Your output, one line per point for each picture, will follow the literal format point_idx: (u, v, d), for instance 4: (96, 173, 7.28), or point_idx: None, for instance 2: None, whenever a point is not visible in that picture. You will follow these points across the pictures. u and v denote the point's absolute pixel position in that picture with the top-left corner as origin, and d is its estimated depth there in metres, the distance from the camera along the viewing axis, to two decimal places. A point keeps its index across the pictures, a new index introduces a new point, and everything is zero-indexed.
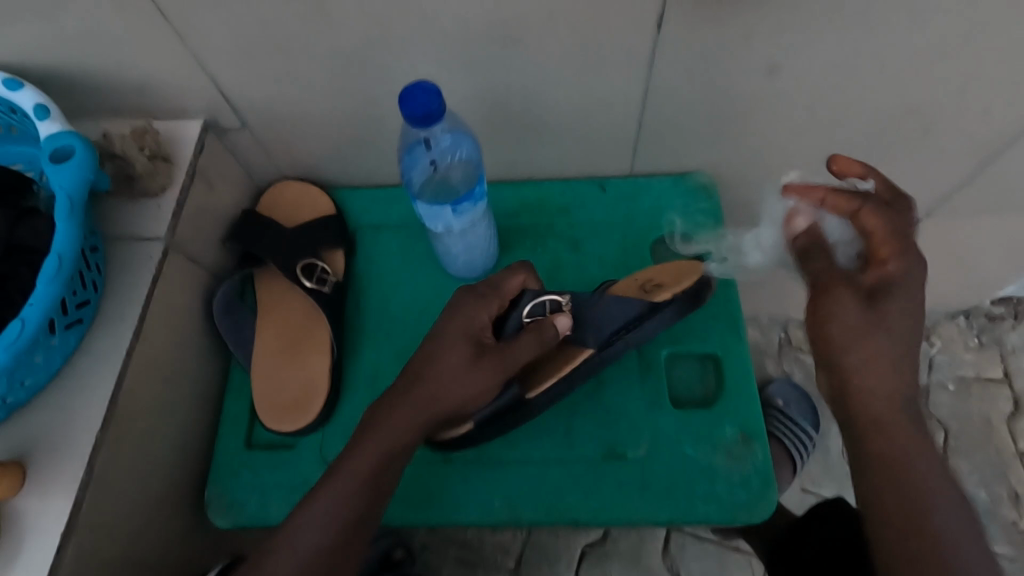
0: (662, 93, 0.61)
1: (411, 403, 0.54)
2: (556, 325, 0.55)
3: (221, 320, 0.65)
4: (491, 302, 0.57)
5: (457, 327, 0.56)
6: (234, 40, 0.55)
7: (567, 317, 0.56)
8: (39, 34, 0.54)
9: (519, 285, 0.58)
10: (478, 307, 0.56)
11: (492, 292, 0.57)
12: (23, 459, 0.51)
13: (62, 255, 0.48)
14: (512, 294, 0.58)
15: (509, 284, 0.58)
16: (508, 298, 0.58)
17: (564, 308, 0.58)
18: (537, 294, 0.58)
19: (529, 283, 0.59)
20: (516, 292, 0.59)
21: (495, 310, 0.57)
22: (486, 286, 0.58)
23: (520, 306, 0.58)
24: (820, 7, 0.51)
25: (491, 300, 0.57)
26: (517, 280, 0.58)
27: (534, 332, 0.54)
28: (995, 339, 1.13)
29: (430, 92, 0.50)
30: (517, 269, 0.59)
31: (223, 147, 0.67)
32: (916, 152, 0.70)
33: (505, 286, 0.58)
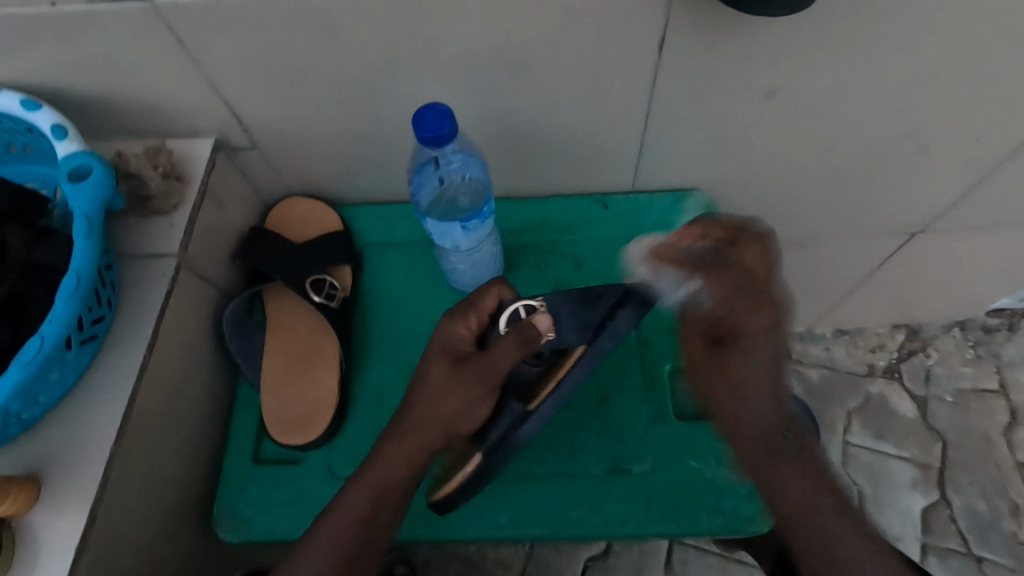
0: (664, 113, 0.62)
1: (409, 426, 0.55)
2: (534, 324, 0.55)
3: (230, 339, 0.66)
4: (469, 317, 0.57)
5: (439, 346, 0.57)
6: (248, 64, 0.56)
7: (547, 316, 0.56)
8: (57, 58, 0.55)
9: (493, 299, 0.58)
10: (455, 323, 0.57)
11: (469, 308, 0.57)
12: (37, 475, 0.51)
13: (80, 273, 0.49)
14: (491, 308, 0.58)
15: (487, 299, 0.58)
16: (487, 313, 0.58)
17: (543, 308, 0.57)
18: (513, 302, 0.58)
19: (506, 293, 0.59)
20: (495, 308, 0.58)
21: (474, 324, 0.57)
22: (464, 304, 0.58)
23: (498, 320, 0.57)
24: (817, 32, 0.53)
25: (467, 315, 0.57)
26: (492, 293, 0.58)
27: (513, 337, 0.54)
28: (992, 351, 1.15)
29: (443, 116, 0.51)
30: (493, 283, 0.59)
31: (233, 166, 0.68)
32: (911, 169, 0.72)
33: (481, 301, 0.58)
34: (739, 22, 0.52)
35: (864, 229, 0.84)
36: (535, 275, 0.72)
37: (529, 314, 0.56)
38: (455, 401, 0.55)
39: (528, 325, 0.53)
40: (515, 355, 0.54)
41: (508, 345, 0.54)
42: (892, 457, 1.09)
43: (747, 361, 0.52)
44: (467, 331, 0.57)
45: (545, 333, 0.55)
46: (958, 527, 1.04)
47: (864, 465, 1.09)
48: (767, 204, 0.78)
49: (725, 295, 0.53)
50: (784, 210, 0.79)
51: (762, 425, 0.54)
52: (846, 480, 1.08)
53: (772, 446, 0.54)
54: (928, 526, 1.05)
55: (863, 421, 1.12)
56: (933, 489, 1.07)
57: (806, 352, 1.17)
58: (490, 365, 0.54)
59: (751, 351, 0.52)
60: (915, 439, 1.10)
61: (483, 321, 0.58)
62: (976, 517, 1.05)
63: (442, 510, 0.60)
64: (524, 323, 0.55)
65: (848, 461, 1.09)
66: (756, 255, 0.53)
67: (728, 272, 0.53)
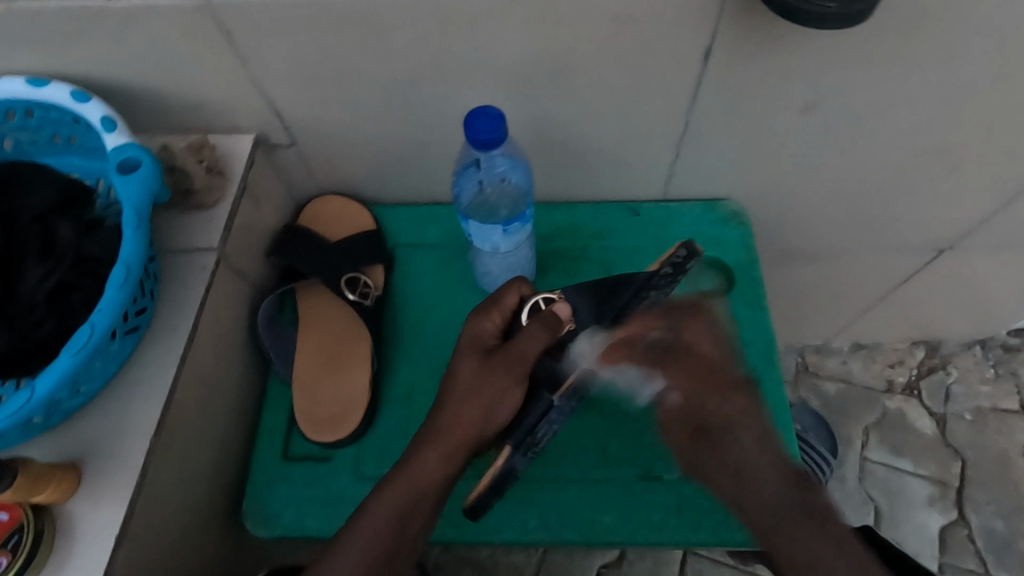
0: (702, 123, 0.63)
1: (442, 435, 0.56)
2: (555, 313, 0.57)
3: (264, 336, 0.67)
4: (492, 313, 0.59)
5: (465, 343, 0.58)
6: (293, 63, 0.56)
7: (566, 306, 0.58)
8: (107, 52, 0.56)
9: (514, 294, 0.59)
10: (479, 320, 0.59)
11: (492, 305, 0.59)
12: (77, 463, 0.52)
13: (130, 265, 0.50)
14: (513, 305, 0.59)
15: (507, 296, 0.59)
16: (508, 309, 0.59)
17: (560, 299, 0.60)
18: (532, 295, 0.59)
19: (524, 290, 0.60)
20: (517, 303, 0.60)
21: (497, 319, 0.58)
22: (485, 301, 0.60)
23: (519, 316, 0.59)
24: (860, 48, 0.53)
25: (489, 310, 0.59)
26: (512, 290, 0.60)
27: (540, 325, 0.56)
28: (1011, 371, 1.14)
29: (494, 119, 0.52)
30: (511, 282, 0.61)
31: (270, 163, 0.69)
32: (944, 187, 0.72)
33: (503, 297, 0.59)
34: (784, 35, 0.52)
35: (889, 245, 0.84)
36: (566, 281, 0.72)
37: (549, 305, 0.58)
38: (485, 399, 0.55)
39: (551, 313, 0.56)
40: (543, 342, 0.56)
41: (535, 331, 0.55)
42: (909, 473, 1.09)
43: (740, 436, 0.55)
44: (491, 326, 0.59)
45: (565, 320, 0.57)
46: (975, 548, 1.04)
47: (881, 481, 1.08)
48: (796, 217, 0.78)
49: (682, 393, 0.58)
50: (815, 222, 0.79)
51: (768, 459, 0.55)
52: (863, 496, 1.08)
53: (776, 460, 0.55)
54: (945, 546, 1.04)
55: (880, 437, 1.12)
56: (951, 508, 1.06)
57: (824, 365, 1.17)
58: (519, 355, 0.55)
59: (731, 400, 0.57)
60: (934, 457, 1.10)
61: (507, 316, 0.59)
62: (993, 538, 1.04)
63: (472, 518, 0.59)
64: (546, 312, 0.57)
65: (864, 477, 1.09)
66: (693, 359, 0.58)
67: (688, 357, 0.58)
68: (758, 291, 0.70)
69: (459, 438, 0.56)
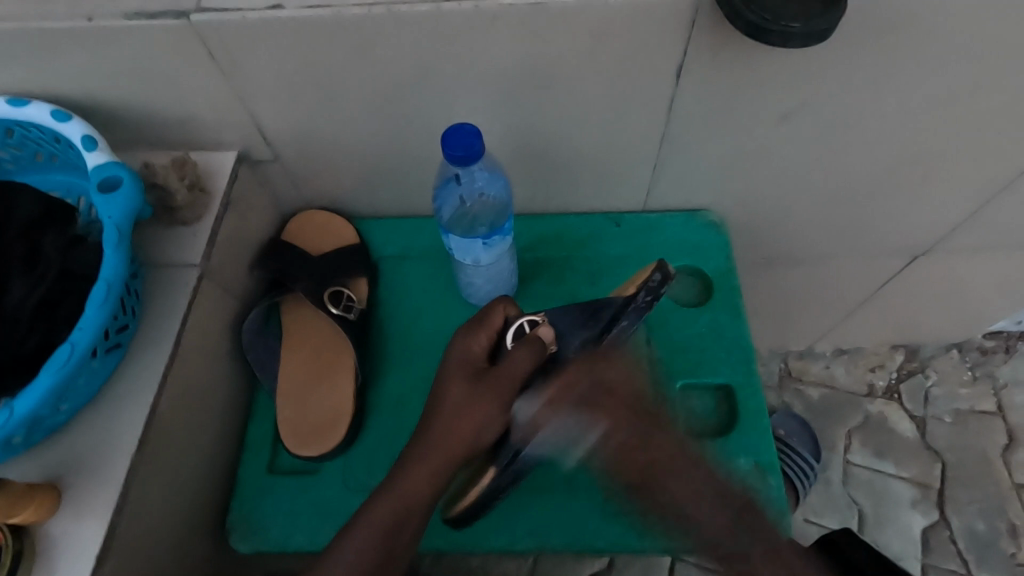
0: (679, 136, 0.64)
1: (430, 446, 0.57)
2: (540, 336, 0.58)
3: (251, 348, 0.68)
4: (480, 334, 0.60)
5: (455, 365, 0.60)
6: (276, 79, 0.57)
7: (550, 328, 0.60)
8: (90, 70, 0.57)
9: (500, 315, 0.60)
10: (466, 340, 0.60)
11: (479, 325, 0.60)
12: (58, 482, 0.52)
13: (110, 281, 0.50)
14: (499, 325, 0.60)
15: (493, 316, 0.60)
16: (495, 329, 0.60)
17: (545, 320, 0.61)
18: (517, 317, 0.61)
19: (511, 310, 0.61)
20: (503, 324, 0.61)
21: (485, 340, 0.59)
22: (472, 321, 0.61)
23: (505, 336, 0.60)
24: (829, 62, 0.55)
25: (478, 331, 0.60)
26: (498, 309, 0.61)
27: (527, 345, 0.57)
28: (988, 373, 1.17)
29: (471, 135, 0.53)
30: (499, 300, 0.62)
31: (254, 178, 0.69)
32: (914, 195, 0.74)
33: (490, 317, 0.60)
34: (753, 51, 0.54)
35: (866, 251, 0.86)
36: (550, 290, 0.73)
37: (534, 328, 0.60)
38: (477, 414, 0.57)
39: (536, 339, 0.57)
40: (530, 363, 0.57)
41: (522, 357, 0.57)
42: (892, 475, 1.10)
43: (678, 478, 0.54)
44: (478, 347, 0.60)
45: (549, 344, 0.59)
46: (957, 547, 1.05)
47: (865, 483, 1.10)
48: (774, 225, 0.80)
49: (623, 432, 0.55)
50: (792, 230, 0.81)
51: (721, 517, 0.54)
52: (847, 499, 1.09)
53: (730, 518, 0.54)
54: (928, 546, 1.06)
55: (863, 440, 1.13)
56: (933, 509, 1.08)
57: (807, 370, 1.19)
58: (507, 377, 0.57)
59: (687, 460, 0.55)
60: (916, 459, 1.11)
61: (493, 336, 0.60)
62: (975, 538, 1.06)
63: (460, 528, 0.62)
64: (532, 336, 0.58)
65: (849, 480, 1.10)
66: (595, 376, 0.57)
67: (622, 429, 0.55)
68: (738, 298, 0.71)
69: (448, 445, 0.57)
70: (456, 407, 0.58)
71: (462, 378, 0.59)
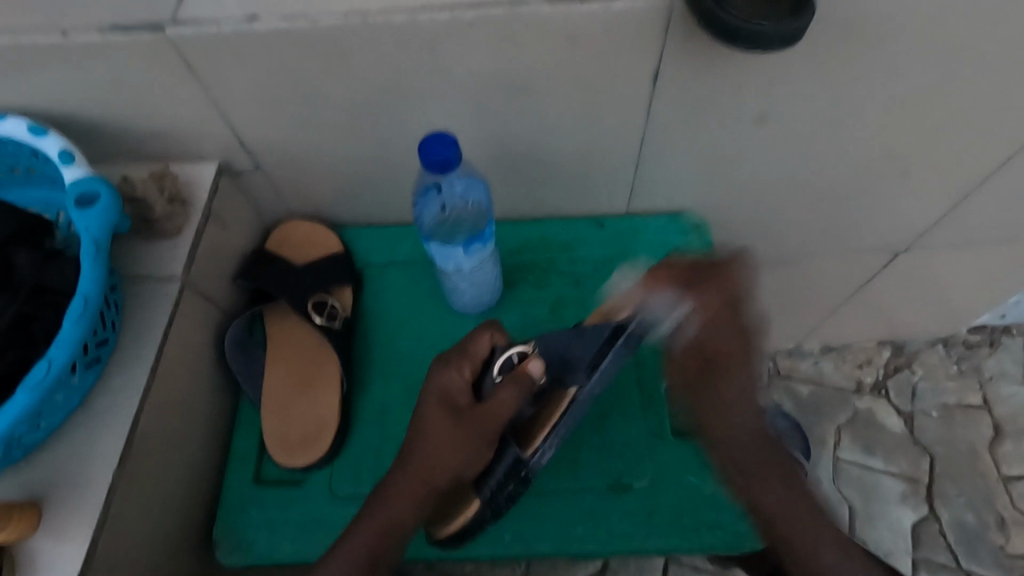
0: (659, 139, 0.65)
1: (414, 474, 0.57)
2: (528, 371, 0.55)
3: (234, 360, 0.67)
4: (463, 365, 0.58)
5: (433, 399, 0.58)
6: (253, 90, 0.57)
7: (540, 361, 0.57)
8: (66, 84, 0.56)
9: (486, 344, 0.58)
10: (448, 370, 0.58)
11: (462, 356, 0.58)
12: (40, 500, 0.52)
13: (88, 296, 0.50)
14: (484, 353, 0.59)
15: (477, 345, 0.58)
16: (480, 358, 0.59)
17: (534, 350, 0.58)
18: (505, 348, 0.58)
19: (497, 338, 0.59)
20: (489, 352, 0.59)
21: (468, 372, 0.58)
22: (456, 351, 0.59)
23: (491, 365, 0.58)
24: (804, 64, 0.56)
25: (461, 362, 0.58)
26: (484, 338, 0.59)
27: (513, 383, 0.55)
28: (974, 366, 1.18)
29: (447, 143, 0.53)
30: (484, 328, 0.60)
31: (236, 188, 0.69)
32: (893, 193, 0.75)
33: (474, 347, 0.58)
34: (728, 55, 0.54)
35: (849, 249, 0.87)
36: (535, 294, 0.73)
37: (523, 359, 0.57)
38: (459, 450, 0.56)
39: (523, 377, 0.55)
40: (517, 401, 0.55)
41: (507, 394, 0.55)
42: (882, 471, 1.11)
43: (733, 380, 0.57)
44: (460, 378, 0.58)
45: (538, 378, 0.56)
46: (947, 540, 1.06)
47: (855, 480, 1.11)
48: (757, 225, 0.80)
49: (706, 324, 0.57)
50: (775, 229, 0.81)
51: (751, 422, 0.58)
52: (838, 495, 1.10)
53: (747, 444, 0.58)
54: (918, 540, 1.06)
55: (852, 436, 1.14)
56: (922, 503, 1.08)
57: (796, 368, 1.20)
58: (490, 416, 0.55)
59: (735, 369, 0.57)
60: (904, 454, 1.12)
61: (478, 366, 0.58)
62: (964, 531, 1.07)
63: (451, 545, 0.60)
64: (518, 372, 0.55)
65: (839, 476, 1.11)
66: (724, 286, 0.57)
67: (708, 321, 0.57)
68: None
69: (432, 476, 0.56)
70: (438, 441, 0.56)
71: (446, 414, 0.57)
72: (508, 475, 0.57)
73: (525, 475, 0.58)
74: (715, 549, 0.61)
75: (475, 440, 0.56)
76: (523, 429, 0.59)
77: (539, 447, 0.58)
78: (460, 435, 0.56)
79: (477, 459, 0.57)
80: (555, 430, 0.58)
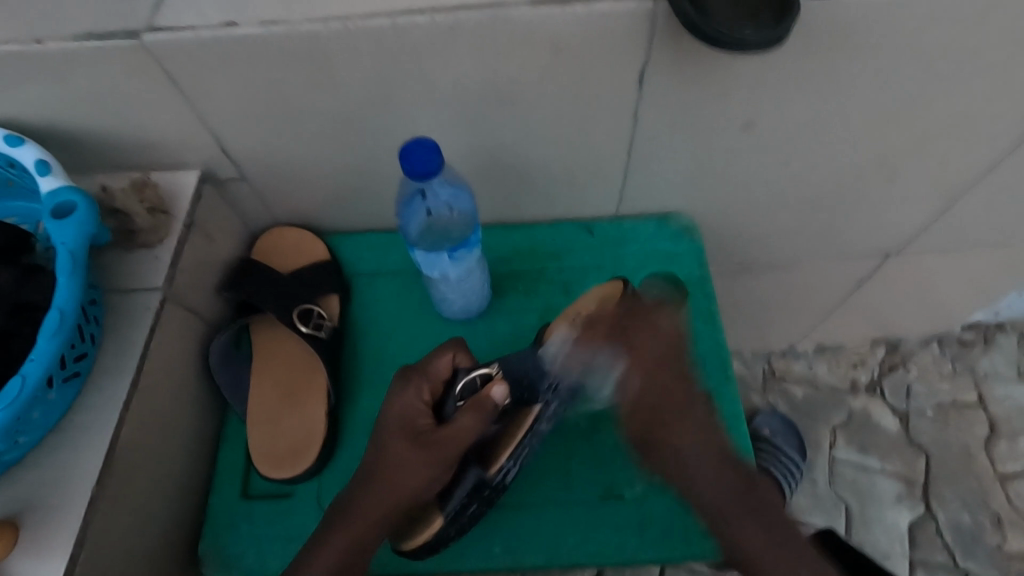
0: (646, 142, 0.64)
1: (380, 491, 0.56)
2: (490, 396, 0.54)
3: (219, 372, 0.66)
4: (422, 387, 0.57)
5: (394, 422, 0.56)
6: (233, 99, 0.56)
7: (504, 385, 0.55)
8: (41, 94, 0.55)
9: (447, 364, 0.58)
10: (408, 392, 0.57)
11: (422, 376, 0.57)
12: (18, 519, 0.51)
13: (64, 310, 0.49)
14: (445, 374, 0.58)
15: (438, 365, 0.58)
16: (441, 378, 0.58)
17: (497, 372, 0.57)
18: (468, 370, 0.58)
19: (460, 358, 0.59)
20: (449, 372, 0.59)
21: (427, 394, 0.57)
22: (416, 371, 0.58)
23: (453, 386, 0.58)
24: (791, 67, 0.55)
25: (422, 383, 0.57)
26: (446, 357, 0.58)
27: (473, 411, 0.54)
28: (968, 365, 1.17)
29: (430, 151, 0.52)
30: (447, 347, 0.59)
31: (219, 198, 0.68)
32: (884, 195, 0.74)
33: (434, 368, 0.58)
34: (714, 58, 0.54)
35: (841, 252, 0.86)
36: (523, 301, 0.72)
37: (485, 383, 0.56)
38: (423, 473, 0.55)
39: (482, 403, 0.53)
40: (477, 427, 0.54)
41: (466, 421, 0.54)
42: (877, 472, 1.11)
43: (686, 431, 0.56)
44: (420, 400, 0.57)
45: (501, 404, 0.54)
46: (944, 541, 1.06)
47: (851, 481, 1.10)
48: (748, 228, 0.79)
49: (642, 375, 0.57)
50: (766, 231, 0.81)
51: (721, 469, 0.56)
52: (833, 497, 1.09)
53: (733, 485, 0.55)
54: (915, 542, 1.06)
55: (847, 438, 1.14)
56: (918, 504, 1.08)
57: (790, 370, 1.19)
58: (451, 440, 0.54)
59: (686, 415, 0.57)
60: (899, 455, 1.12)
61: (439, 386, 0.58)
62: (961, 532, 1.06)
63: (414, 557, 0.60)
64: (479, 399, 0.54)
65: (834, 478, 1.11)
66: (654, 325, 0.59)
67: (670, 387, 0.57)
68: (712, 304, 0.71)
69: (397, 497, 0.55)
70: (400, 463, 0.55)
71: (409, 438, 0.56)
72: (469, 495, 0.57)
73: (488, 495, 0.58)
74: (706, 559, 0.61)
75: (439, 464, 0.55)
76: (487, 450, 0.59)
77: (503, 466, 0.58)
78: (421, 458, 0.55)
79: (442, 479, 0.56)
80: (518, 448, 0.58)
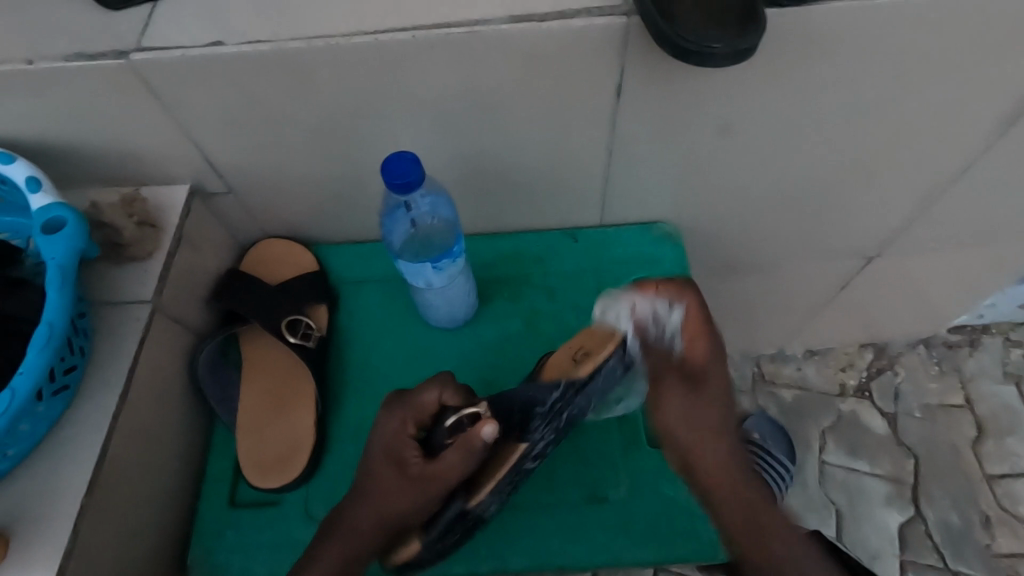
0: (626, 150, 0.65)
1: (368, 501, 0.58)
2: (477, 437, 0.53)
3: (206, 382, 0.67)
4: (407, 419, 0.58)
5: (382, 447, 0.58)
6: (221, 113, 0.58)
7: (494, 425, 0.54)
8: (33, 111, 0.57)
9: (432, 400, 0.57)
10: (395, 423, 0.58)
11: (409, 409, 0.58)
12: (8, 529, 0.52)
13: (53, 324, 0.50)
14: (432, 408, 0.58)
15: (426, 400, 0.58)
16: (426, 412, 0.58)
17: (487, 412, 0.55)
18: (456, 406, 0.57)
19: (446, 394, 0.58)
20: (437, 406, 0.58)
21: (412, 427, 0.58)
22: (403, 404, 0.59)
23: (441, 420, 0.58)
24: (764, 77, 0.57)
25: (406, 415, 0.58)
26: (433, 393, 0.58)
27: (460, 448, 0.55)
28: (954, 366, 1.19)
29: (409, 163, 0.54)
30: (436, 380, 0.59)
31: (208, 210, 0.69)
32: (863, 198, 0.76)
33: (419, 401, 0.58)
34: (686, 70, 0.56)
35: (822, 254, 0.88)
36: (509, 308, 0.74)
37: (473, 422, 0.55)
38: (410, 494, 0.57)
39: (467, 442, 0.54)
40: (464, 463, 0.55)
41: (453, 457, 0.55)
42: (867, 474, 1.12)
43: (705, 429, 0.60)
44: (405, 431, 0.58)
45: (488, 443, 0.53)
46: (933, 541, 1.06)
47: (841, 483, 1.11)
48: (731, 232, 0.81)
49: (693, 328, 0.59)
50: (749, 235, 0.82)
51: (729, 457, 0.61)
52: (823, 498, 1.10)
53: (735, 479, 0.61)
54: (905, 542, 1.07)
55: (837, 439, 1.15)
56: (907, 505, 1.09)
57: (779, 373, 1.20)
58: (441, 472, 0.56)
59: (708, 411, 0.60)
60: (888, 456, 1.13)
61: (427, 419, 0.59)
62: (949, 531, 1.07)
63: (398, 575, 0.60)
64: (465, 437, 0.55)
65: (824, 480, 1.12)
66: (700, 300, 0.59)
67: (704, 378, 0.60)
68: None
69: (385, 510, 0.58)
70: (387, 483, 0.58)
71: (395, 465, 0.58)
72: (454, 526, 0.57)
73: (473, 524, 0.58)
74: (690, 560, 0.62)
75: (426, 490, 0.57)
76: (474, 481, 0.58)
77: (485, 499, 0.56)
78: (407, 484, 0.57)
79: (429, 504, 0.58)
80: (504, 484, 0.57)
